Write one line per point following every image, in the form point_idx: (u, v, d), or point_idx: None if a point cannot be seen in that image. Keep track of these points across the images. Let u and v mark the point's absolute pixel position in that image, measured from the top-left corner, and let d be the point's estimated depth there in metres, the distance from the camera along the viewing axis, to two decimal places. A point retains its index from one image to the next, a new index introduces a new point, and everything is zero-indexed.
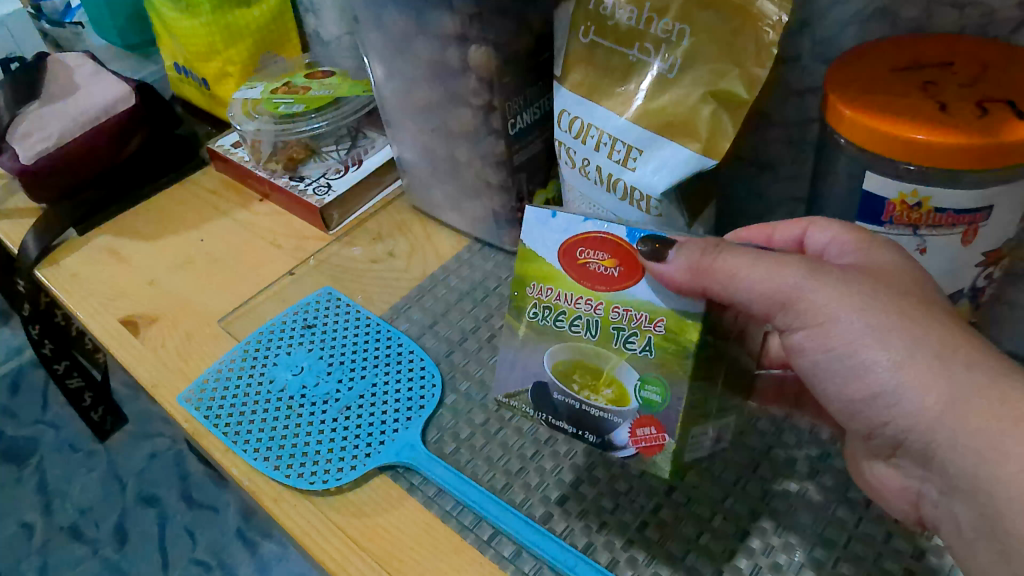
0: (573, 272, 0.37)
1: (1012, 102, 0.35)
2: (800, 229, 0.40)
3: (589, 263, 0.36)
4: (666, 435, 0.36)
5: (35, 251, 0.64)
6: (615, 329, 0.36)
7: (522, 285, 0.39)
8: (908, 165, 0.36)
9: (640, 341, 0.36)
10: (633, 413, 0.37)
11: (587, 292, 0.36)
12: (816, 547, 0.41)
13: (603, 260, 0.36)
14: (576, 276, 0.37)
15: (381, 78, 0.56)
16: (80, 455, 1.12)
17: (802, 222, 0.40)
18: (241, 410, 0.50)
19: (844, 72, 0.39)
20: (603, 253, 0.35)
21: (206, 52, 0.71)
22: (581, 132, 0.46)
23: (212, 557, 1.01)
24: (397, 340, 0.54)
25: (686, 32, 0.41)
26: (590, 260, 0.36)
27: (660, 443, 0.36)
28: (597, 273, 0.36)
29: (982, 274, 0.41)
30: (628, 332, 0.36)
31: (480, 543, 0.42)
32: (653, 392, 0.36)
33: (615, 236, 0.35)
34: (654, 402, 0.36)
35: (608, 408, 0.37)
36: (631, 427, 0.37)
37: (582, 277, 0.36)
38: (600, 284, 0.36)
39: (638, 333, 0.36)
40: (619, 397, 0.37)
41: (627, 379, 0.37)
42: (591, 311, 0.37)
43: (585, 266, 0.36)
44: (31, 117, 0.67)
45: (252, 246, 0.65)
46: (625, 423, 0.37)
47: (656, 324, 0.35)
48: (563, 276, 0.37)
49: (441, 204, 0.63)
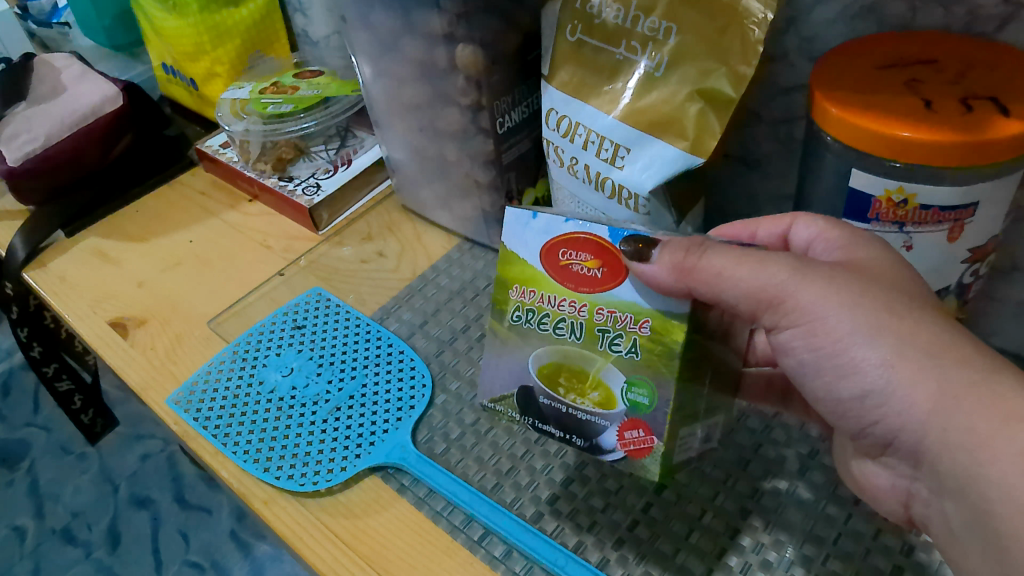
0: (557, 274, 0.36)
1: (997, 99, 0.35)
2: (784, 225, 0.40)
3: (572, 264, 0.36)
4: (655, 438, 0.36)
5: (23, 252, 0.64)
6: (600, 331, 0.36)
7: (505, 288, 0.39)
8: (895, 163, 0.36)
9: (626, 342, 0.36)
10: (620, 416, 0.37)
11: (571, 292, 0.36)
12: (806, 543, 0.41)
13: (586, 261, 0.35)
14: (559, 277, 0.36)
15: (369, 76, 0.56)
16: (71, 458, 1.11)
17: (786, 218, 0.40)
18: (230, 413, 0.50)
19: (829, 69, 0.39)
20: (586, 254, 0.35)
21: (193, 52, 0.70)
22: (569, 130, 0.46)
23: (205, 558, 1.01)
24: (387, 341, 0.54)
25: (672, 30, 0.41)
26: (573, 261, 0.36)
27: (648, 445, 0.36)
28: (581, 275, 0.36)
29: (968, 271, 0.41)
30: (614, 334, 0.36)
31: (471, 543, 0.42)
32: (640, 394, 0.36)
33: (597, 235, 0.34)
34: (641, 404, 0.36)
35: (594, 411, 0.37)
36: (618, 430, 0.37)
37: (565, 278, 0.36)
38: (584, 285, 0.36)
39: (624, 335, 0.35)
40: (605, 400, 0.37)
41: (613, 382, 0.36)
42: (575, 313, 0.36)
43: (568, 267, 0.36)
44: (19, 119, 0.67)
45: (241, 247, 0.65)
46: (612, 426, 0.37)
47: (642, 325, 0.35)
48: (546, 278, 0.37)
49: (430, 204, 0.63)
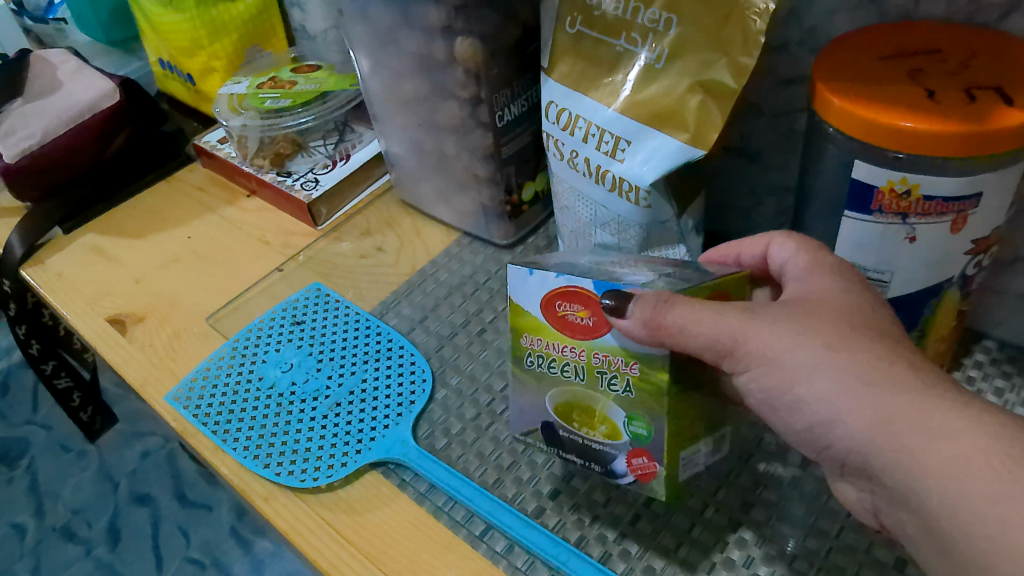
0: (555, 323, 0.37)
1: (1001, 89, 0.34)
2: (762, 246, 0.40)
3: (568, 314, 0.37)
4: (657, 464, 0.36)
5: (20, 250, 0.63)
6: (599, 373, 0.37)
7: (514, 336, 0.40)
8: (897, 153, 0.35)
9: (622, 382, 0.36)
10: (626, 446, 0.37)
11: (570, 340, 0.37)
12: (809, 537, 0.41)
13: (579, 311, 0.36)
14: (558, 327, 0.37)
15: (367, 70, 0.55)
16: (71, 455, 1.11)
17: (763, 239, 0.40)
18: (230, 409, 0.50)
19: (831, 60, 0.39)
20: (578, 305, 0.36)
21: (190, 47, 0.70)
22: (569, 124, 0.46)
23: (205, 556, 1.00)
24: (387, 336, 0.54)
25: (673, 21, 0.41)
26: (568, 312, 0.37)
27: (652, 471, 0.37)
28: (577, 323, 0.37)
29: (971, 263, 0.41)
30: (610, 374, 0.36)
31: (473, 539, 0.42)
32: (639, 427, 0.36)
33: (585, 288, 0.35)
34: (641, 435, 0.37)
35: (604, 442, 0.38)
36: (626, 458, 0.38)
37: (564, 327, 0.37)
38: (580, 333, 0.37)
39: (618, 375, 0.36)
40: (612, 432, 0.38)
41: (616, 416, 0.37)
42: (576, 357, 0.37)
43: (565, 317, 0.37)
44: (15, 116, 0.67)
45: (240, 242, 0.64)
46: (620, 455, 0.38)
47: (632, 366, 0.36)
48: (546, 327, 0.38)
49: (429, 198, 0.62)
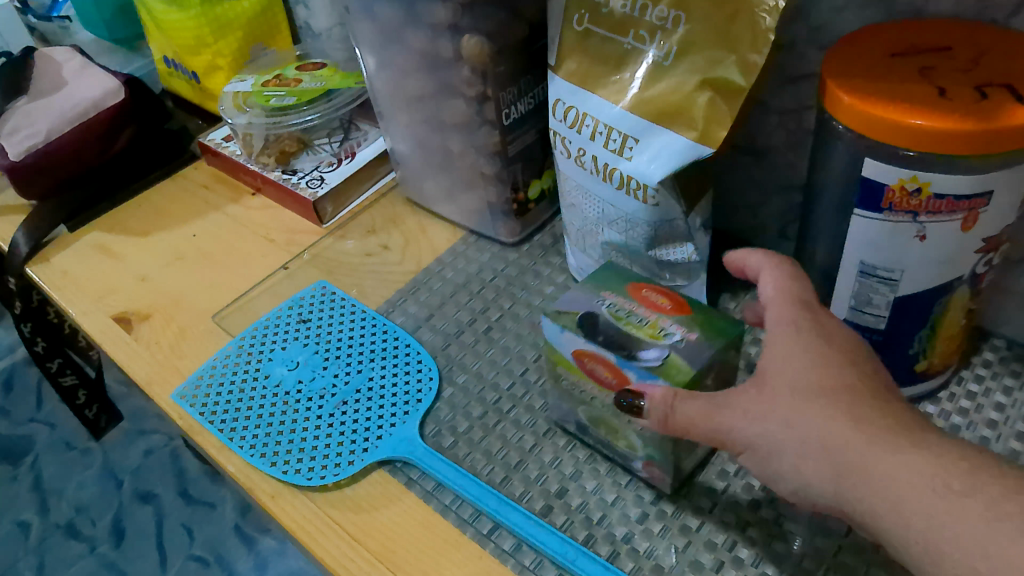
0: (586, 373, 0.41)
1: (1011, 86, 0.34)
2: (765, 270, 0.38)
3: (597, 369, 0.40)
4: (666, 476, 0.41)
5: (25, 248, 0.63)
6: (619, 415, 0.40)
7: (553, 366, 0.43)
8: (907, 151, 0.35)
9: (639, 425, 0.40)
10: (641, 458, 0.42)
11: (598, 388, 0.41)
12: (818, 535, 0.40)
13: (605, 371, 0.40)
14: (588, 374, 0.41)
15: (372, 68, 0.55)
16: (74, 453, 1.11)
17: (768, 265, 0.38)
18: (236, 407, 0.50)
19: (840, 58, 0.39)
20: (604, 368, 0.40)
21: (194, 45, 0.70)
22: (576, 122, 0.46)
23: (209, 553, 1.01)
24: (393, 334, 0.54)
25: (681, 18, 0.40)
26: (597, 367, 0.40)
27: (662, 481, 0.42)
28: (603, 378, 0.40)
29: (981, 261, 0.40)
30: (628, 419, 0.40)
31: (480, 537, 0.42)
32: (653, 451, 0.40)
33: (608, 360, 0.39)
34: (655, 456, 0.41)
35: (626, 451, 0.42)
36: (642, 464, 0.42)
37: (593, 378, 0.41)
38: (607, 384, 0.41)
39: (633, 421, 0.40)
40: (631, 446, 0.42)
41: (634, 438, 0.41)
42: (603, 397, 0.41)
43: (593, 371, 0.41)
44: (21, 114, 0.67)
45: (245, 240, 0.64)
46: (637, 460, 0.42)
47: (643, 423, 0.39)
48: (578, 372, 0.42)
49: (435, 197, 0.62)
